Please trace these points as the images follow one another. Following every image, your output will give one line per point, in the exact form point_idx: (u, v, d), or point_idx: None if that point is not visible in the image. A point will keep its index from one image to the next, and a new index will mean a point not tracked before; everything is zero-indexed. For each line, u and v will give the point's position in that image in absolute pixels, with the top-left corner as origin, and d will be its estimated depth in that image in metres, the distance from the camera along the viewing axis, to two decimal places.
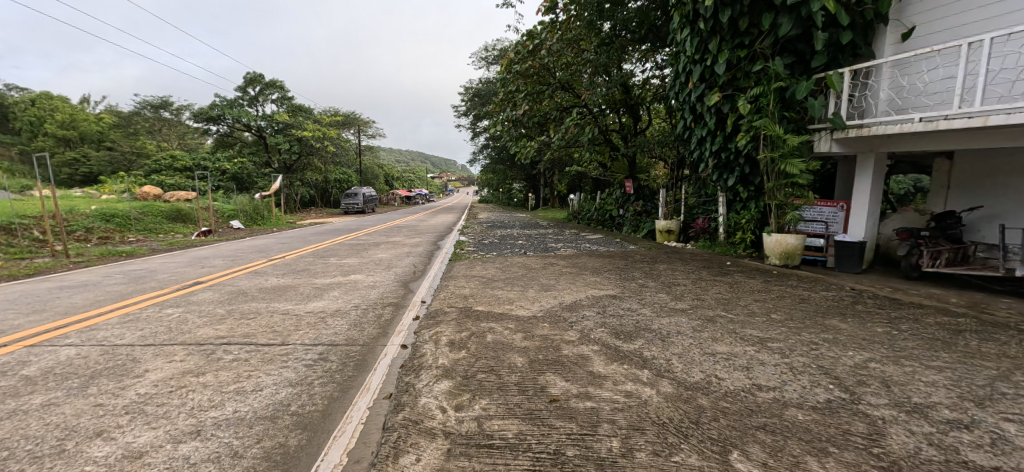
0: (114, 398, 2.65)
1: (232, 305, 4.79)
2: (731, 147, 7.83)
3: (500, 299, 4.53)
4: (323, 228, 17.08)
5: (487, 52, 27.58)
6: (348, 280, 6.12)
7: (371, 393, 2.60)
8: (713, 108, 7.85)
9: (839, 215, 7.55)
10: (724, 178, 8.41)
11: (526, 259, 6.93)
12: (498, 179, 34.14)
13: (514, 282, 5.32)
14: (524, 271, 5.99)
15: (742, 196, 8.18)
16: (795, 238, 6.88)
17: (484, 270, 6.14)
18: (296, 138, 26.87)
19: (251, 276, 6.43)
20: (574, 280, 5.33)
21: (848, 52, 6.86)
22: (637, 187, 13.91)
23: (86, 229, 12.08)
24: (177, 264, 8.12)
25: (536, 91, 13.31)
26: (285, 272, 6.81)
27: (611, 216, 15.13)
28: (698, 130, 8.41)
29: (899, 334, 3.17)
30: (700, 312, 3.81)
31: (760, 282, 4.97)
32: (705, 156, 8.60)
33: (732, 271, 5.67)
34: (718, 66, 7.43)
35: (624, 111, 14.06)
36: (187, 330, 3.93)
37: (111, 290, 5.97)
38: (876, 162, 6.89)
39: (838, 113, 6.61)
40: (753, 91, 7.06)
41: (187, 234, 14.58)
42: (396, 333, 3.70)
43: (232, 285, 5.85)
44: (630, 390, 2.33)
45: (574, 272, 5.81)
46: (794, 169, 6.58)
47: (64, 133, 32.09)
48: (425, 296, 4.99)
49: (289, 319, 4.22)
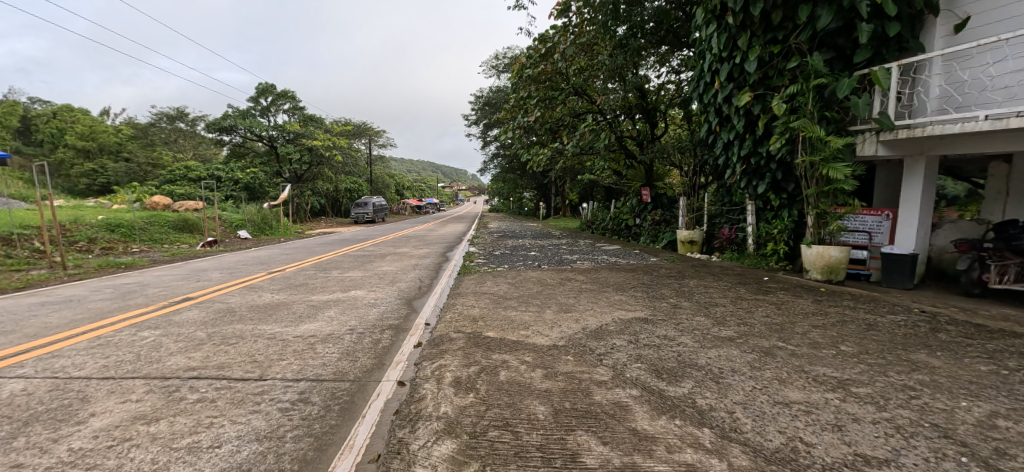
0: (39, 456, 2.15)
1: (214, 326, 4.29)
2: (762, 151, 7.28)
3: (514, 323, 3.96)
4: (331, 238, 16.73)
5: (497, 60, 27.38)
6: (347, 296, 5.59)
7: (354, 453, 2.05)
8: (742, 109, 7.27)
9: (884, 224, 6.89)
10: (753, 185, 7.88)
11: (541, 273, 6.35)
12: (508, 188, 33.68)
13: (530, 301, 4.76)
14: (540, 287, 5.41)
15: (774, 204, 7.61)
16: (839, 251, 6.19)
17: (495, 287, 5.57)
18: (306, 148, 26.76)
19: (244, 292, 5.94)
20: (596, 300, 4.74)
21: (893, 46, 6.28)
22: (655, 195, 13.33)
23: (89, 239, 11.85)
24: (171, 277, 7.68)
25: (549, 96, 12.76)
26: (283, 287, 6.34)
27: (627, 226, 14.45)
28: (725, 133, 7.85)
29: (1014, 376, 2.57)
30: (753, 342, 3.20)
31: (812, 303, 4.36)
32: (732, 161, 8.07)
33: (774, 289, 5.05)
34: (748, 64, 6.84)
35: (641, 116, 13.47)
36: (156, 359, 3.43)
37: (94, 307, 5.54)
38: (926, 165, 6.28)
39: (885, 112, 6.01)
40: (788, 90, 6.49)
41: (193, 243, 14.25)
42: (394, 364, 3.17)
43: (222, 301, 5.37)
44: (692, 461, 1.76)
45: (596, 289, 5.21)
46: (839, 174, 5.90)
47: (84, 144, 32.56)
48: (430, 317, 4.44)
49: (274, 345, 3.69)
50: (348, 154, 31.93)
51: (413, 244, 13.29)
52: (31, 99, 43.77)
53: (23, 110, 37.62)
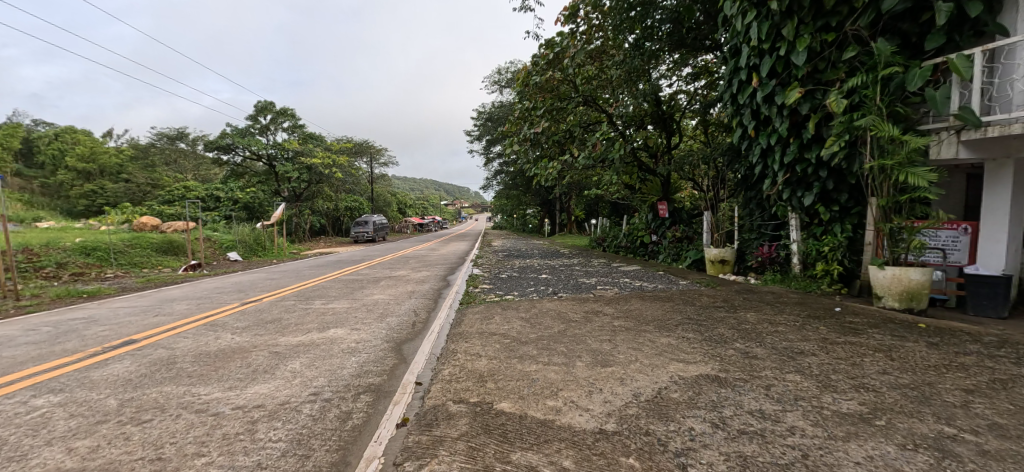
0: None
1: (135, 390, 3.24)
2: (811, 157, 6.28)
3: (536, 386, 2.89)
4: (326, 260, 15.66)
5: (501, 75, 26.73)
6: (323, 338, 4.51)
7: None
8: (787, 109, 6.27)
9: (960, 240, 5.80)
10: (797, 197, 6.88)
11: (559, 304, 5.28)
12: (512, 206, 32.79)
13: (552, 347, 3.69)
14: (563, 326, 4.31)
15: (824, 217, 6.65)
16: (920, 273, 5.06)
17: (505, 325, 4.48)
18: (305, 166, 25.97)
19: (200, 332, 4.89)
20: (638, 345, 3.65)
21: (969, 30, 5.28)
22: (673, 210, 12.32)
23: (59, 264, 10.87)
24: (128, 312, 6.61)
25: (556, 106, 11.85)
26: (250, 324, 5.28)
27: (643, 243, 13.34)
28: (764, 137, 6.85)
29: None
30: (905, 428, 2.15)
31: (931, 351, 3.28)
32: (772, 170, 7.06)
33: (861, 326, 3.99)
34: (796, 56, 5.84)
35: (655, 126, 12.49)
36: (20, 455, 2.37)
37: (8, 354, 4.48)
38: (1015, 169, 5.25)
39: (969, 108, 5.01)
40: (848, 83, 5.47)
41: (176, 267, 13.24)
42: (365, 466, 2.12)
43: (167, 348, 4.33)
44: None
45: (633, 328, 4.14)
46: (921, 180, 4.82)
47: (85, 166, 32.04)
48: (422, 373, 3.39)
49: (201, 426, 2.63)
50: (348, 172, 31.10)
51: (413, 266, 12.22)
52: (34, 120, 43.56)
53: (25, 133, 37.50)
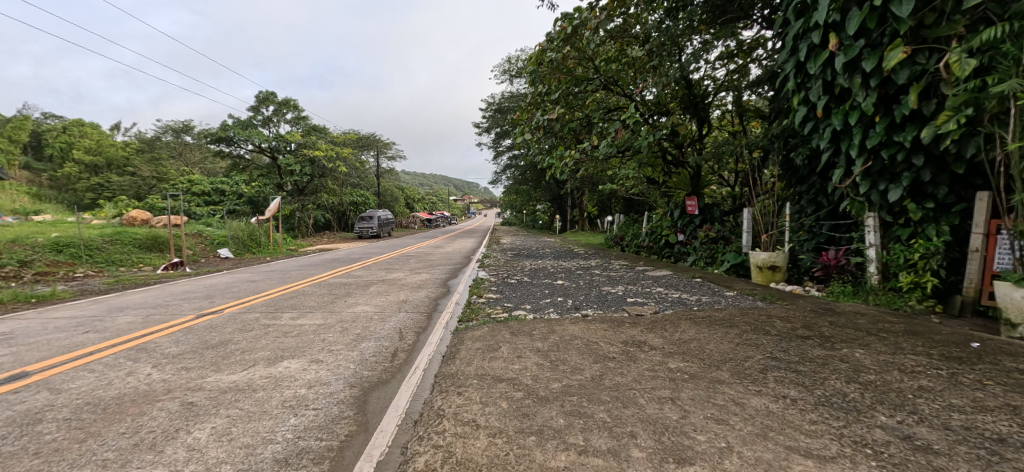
0: None
1: None
2: (906, 138, 4.91)
3: None
4: (321, 259, 14.49)
5: (511, 63, 25.50)
6: (266, 378, 3.30)
7: None
8: (877, 78, 4.88)
9: None
10: (879, 190, 5.51)
11: (587, 330, 4.01)
12: (522, 201, 31.57)
13: (587, 411, 2.42)
14: (598, 368, 3.04)
15: (915, 216, 5.27)
16: None
17: (515, 364, 3.22)
18: (308, 159, 24.71)
19: (111, 364, 3.71)
20: (721, 411, 2.36)
21: None
22: (703, 207, 10.95)
23: (23, 263, 9.88)
24: (60, 325, 5.48)
25: (573, 90, 10.47)
26: (185, 350, 4.08)
27: (668, 244, 11.96)
28: (839, 116, 5.46)
29: None
30: None
31: None
32: (845, 157, 5.67)
33: None
34: (900, 7, 4.42)
35: (683, 114, 11.06)
36: None
37: None
38: None
39: None
40: (977, 38, 4.07)
41: (158, 265, 12.17)
42: None
43: (45, 393, 3.13)
44: None
45: (701, 375, 2.86)
46: None
47: (92, 159, 31.48)
48: (383, 459, 2.14)
49: None
50: (353, 166, 30.12)
51: (413, 267, 10.99)
52: (45, 113, 43.48)
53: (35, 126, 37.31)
